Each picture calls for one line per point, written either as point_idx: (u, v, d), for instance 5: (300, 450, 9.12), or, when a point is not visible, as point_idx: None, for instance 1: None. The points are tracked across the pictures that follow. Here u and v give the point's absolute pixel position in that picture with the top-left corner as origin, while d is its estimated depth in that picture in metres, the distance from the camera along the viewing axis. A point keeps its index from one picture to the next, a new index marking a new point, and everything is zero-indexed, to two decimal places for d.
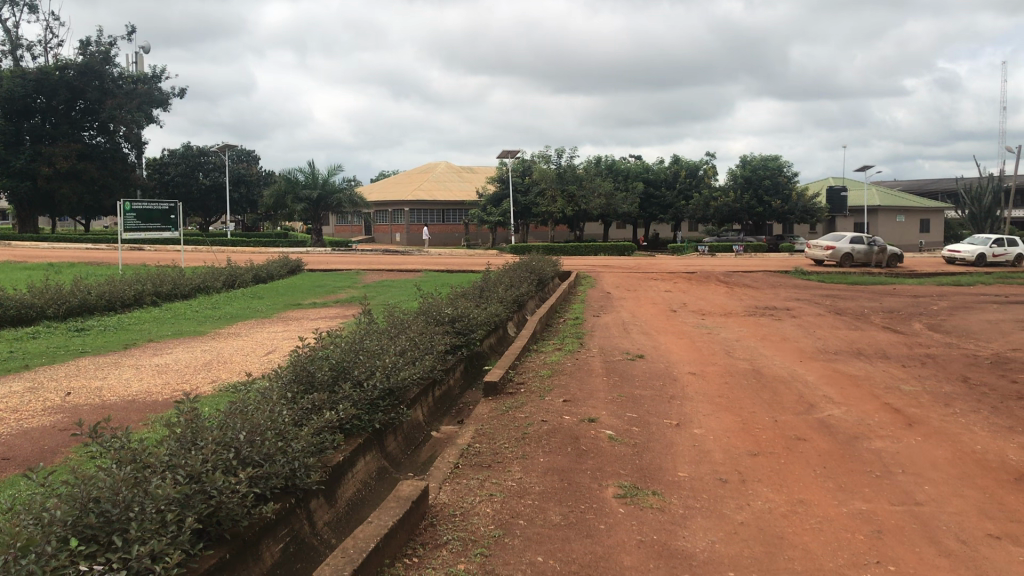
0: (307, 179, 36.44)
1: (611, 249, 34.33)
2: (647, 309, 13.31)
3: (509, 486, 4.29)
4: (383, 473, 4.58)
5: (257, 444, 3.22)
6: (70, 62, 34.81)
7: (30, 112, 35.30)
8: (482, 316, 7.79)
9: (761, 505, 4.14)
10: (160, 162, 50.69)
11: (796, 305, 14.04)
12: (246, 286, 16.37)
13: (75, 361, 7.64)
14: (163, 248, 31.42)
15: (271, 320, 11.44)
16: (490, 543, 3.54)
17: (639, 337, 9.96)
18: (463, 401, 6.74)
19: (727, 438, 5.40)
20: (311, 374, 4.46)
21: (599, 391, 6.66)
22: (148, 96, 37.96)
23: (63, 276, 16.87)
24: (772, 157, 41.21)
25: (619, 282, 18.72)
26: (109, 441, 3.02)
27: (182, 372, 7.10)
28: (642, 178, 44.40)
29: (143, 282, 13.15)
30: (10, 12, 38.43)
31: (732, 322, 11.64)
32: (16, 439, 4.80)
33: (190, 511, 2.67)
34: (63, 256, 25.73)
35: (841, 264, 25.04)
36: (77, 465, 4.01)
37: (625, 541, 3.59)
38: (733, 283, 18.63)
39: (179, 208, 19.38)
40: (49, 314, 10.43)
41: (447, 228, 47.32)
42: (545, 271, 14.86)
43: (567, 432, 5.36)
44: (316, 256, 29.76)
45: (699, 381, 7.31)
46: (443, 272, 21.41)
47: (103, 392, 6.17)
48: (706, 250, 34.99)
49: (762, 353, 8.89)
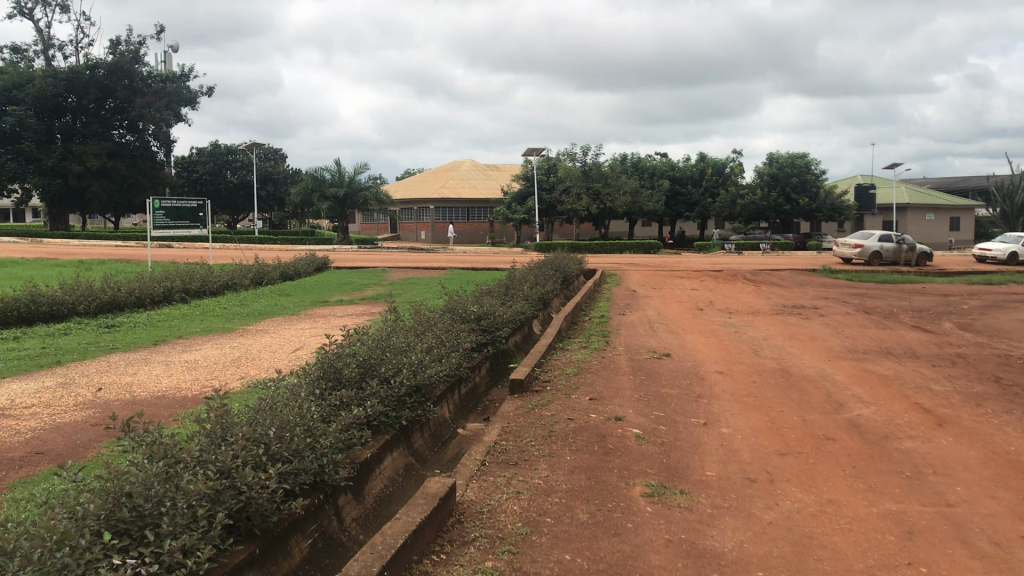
0: (335, 177, 36.63)
1: (637, 248, 34.20)
2: (674, 307, 13.23)
3: (536, 484, 4.29)
4: (411, 470, 4.61)
5: (286, 441, 3.25)
6: (100, 61, 35.03)
7: (61, 111, 35.78)
8: (508, 315, 7.76)
9: (789, 504, 4.12)
10: (188, 160, 51.15)
11: (823, 304, 13.92)
12: (274, 283, 16.48)
13: (104, 357, 7.74)
14: (192, 246, 31.74)
15: (298, 317, 11.55)
16: (518, 540, 3.55)
17: (665, 336, 9.92)
18: (489, 398, 6.77)
19: (755, 438, 5.36)
20: (338, 370, 4.49)
21: (626, 389, 6.66)
22: (177, 95, 38.27)
23: (94, 274, 17.13)
24: (800, 154, 40.80)
25: (645, 280, 18.62)
26: (141, 437, 3.05)
27: (211, 369, 7.17)
28: (667, 175, 44.27)
29: (172, 278, 13.29)
30: (42, 12, 38.91)
31: (761, 321, 11.59)
32: (48, 434, 4.85)
33: (221, 506, 2.69)
34: (95, 253, 26.14)
35: (870, 263, 24.80)
36: (110, 460, 4.07)
37: (652, 540, 3.59)
38: (759, 282, 18.49)
39: (207, 206, 19.55)
40: (81, 311, 10.56)
41: (472, 226, 47.35)
42: (570, 268, 14.86)
43: (593, 429, 5.37)
44: (342, 253, 29.90)
45: (726, 380, 7.27)
46: (468, 270, 21.41)
47: (134, 388, 6.26)
48: (733, 248, 34.80)
49: (790, 352, 8.84)
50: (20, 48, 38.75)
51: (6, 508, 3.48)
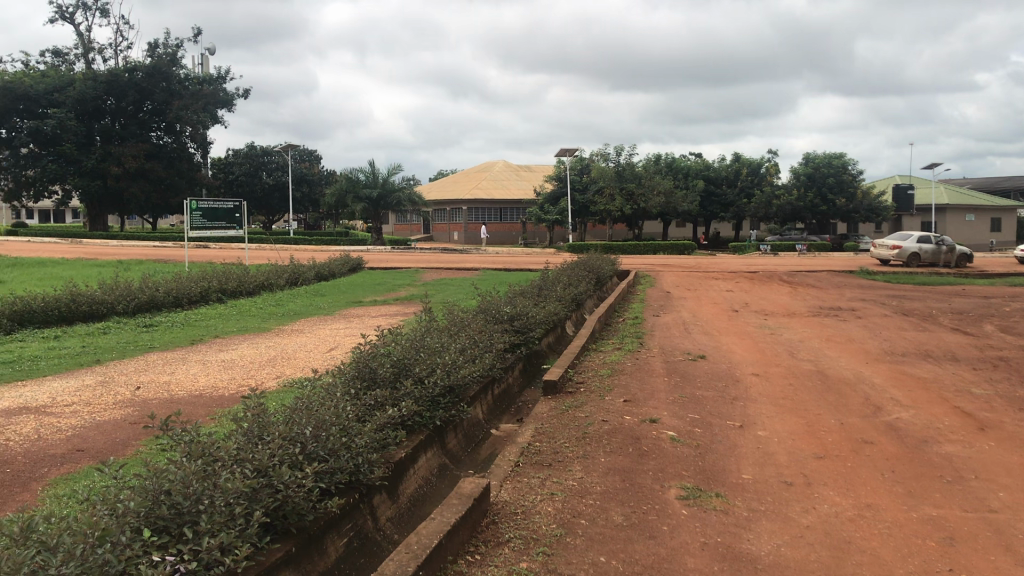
0: (369, 178, 36.82)
1: (671, 249, 34.02)
2: (709, 309, 13.15)
3: (570, 486, 4.28)
4: (444, 469, 4.62)
5: (322, 440, 3.27)
6: (139, 64, 35.52)
7: (101, 113, 36.38)
8: (542, 316, 7.76)
9: (827, 508, 4.08)
10: (225, 162, 51.74)
11: (861, 306, 13.76)
12: (309, 284, 16.61)
13: (143, 356, 7.84)
14: (229, 247, 32.09)
15: (333, 317, 11.62)
16: (553, 542, 3.54)
17: (701, 338, 9.86)
18: (522, 399, 6.77)
19: (792, 441, 5.32)
20: (373, 371, 4.51)
21: (661, 391, 6.62)
22: (214, 97, 38.66)
23: (133, 274, 17.37)
24: (837, 154, 40.36)
25: (680, 282, 18.52)
26: (178, 435, 3.08)
27: (247, 368, 7.23)
28: (702, 176, 44.05)
29: (209, 279, 13.43)
30: (82, 16, 39.57)
31: (797, 322, 11.48)
32: (89, 432, 4.93)
33: (258, 504, 2.70)
34: (133, 254, 26.49)
35: (908, 264, 24.46)
36: (149, 459, 4.12)
37: (689, 543, 3.57)
38: (796, 283, 18.32)
39: (244, 207, 19.73)
40: (119, 311, 10.71)
41: (505, 227, 47.42)
42: (603, 269, 14.81)
43: (629, 432, 5.34)
44: (376, 254, 30.05)
45: (763, 382, 7.21)
46: (501, 270, 21.41)
47: (172, 387, 6.32)
48: (768, 249, 34.52)
49: (827, 355, 8.75)
50: (61, 52, 39.46)
51: (48, 505, 3.53)
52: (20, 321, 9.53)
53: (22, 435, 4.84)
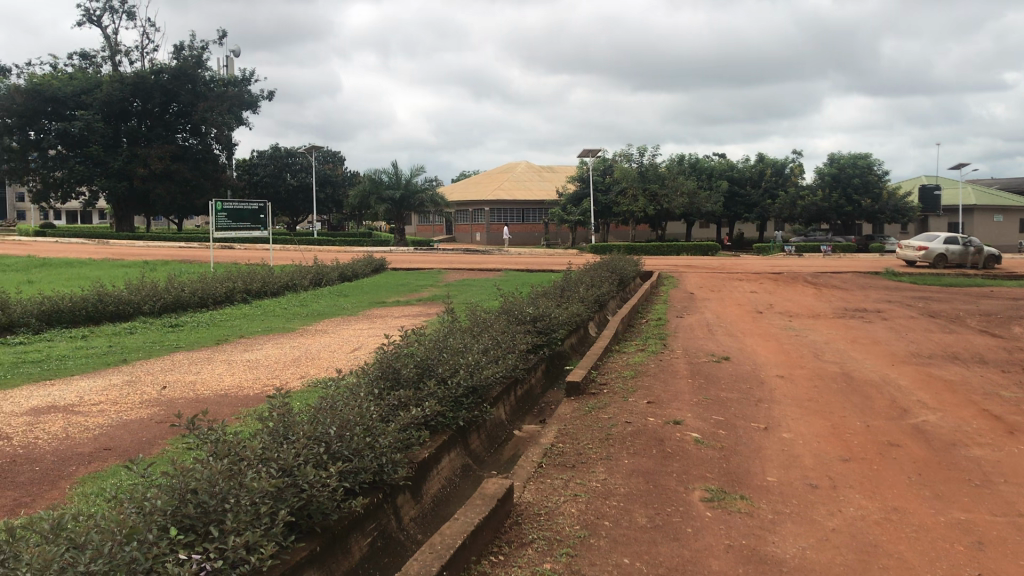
0: (392, 179, 36.89)
1: (695, 250, 33.88)
2: (732, 310, 13.09)
3: (594, 487, 4.27)
4: (467, 470, 4.62)
5: (346, 440, 3.29)
6: (165, 66, 35.81)
7: (127, 115, 36.74)
8: (564, 317, 7.75)
9: (853, 511, 4.05)
10: (249, 163, 52.12)
11: (887, 307, 13.65)
12: (332, 284, 16.70)
13: (169, 356, 7.90)
14: (253, 248, 32.32)
15: (356, 317, 11.66)
16: (576, 543, 3.53)
17: (725, 339, 9.82)
18: (545, 400, 6.77)
19: (817, 443, 5.28)
20: (397, 370, 4.52)
21: (685, 393, 6.60)
22: (239, 99, 38.88)
23: (160, 274, 17.54)
24: (862, 154, 40.06)
25: (704, 283, 18.44)
26: (204, 434, 3.10)
27: (273, 368, 7.27)
28: (726, 176, 43.88)
29: (234, 279, 13.52)
30: (109, 19, 39.99)
31: (822, 324, 11.40)
32: (117, 431, 4.97)
33: (283, 504, 2.72)
34: (159, 254, 26.69)
35: (935, 266, 24.23)
36: (176, 458, 4.16)
37: (713, 545, 3.55)
38: (821, 284, 18.19)
39: (268, 208, 19.86)
40: (145, 311, 10.81)
41: (527, 227, 47.43)
42: (626, 270, 14.77)
43: (652, 434, 5.32)
44: (399, 255, 30.14)
45: (788, 384, 7.17)
46: (524, 271, 21.40)
47: (198, 386, 6.36)
48: (793, 250, 34.33)
49: (853, 357, 8.67)
50: (88, 54, 39.90)
51: (76, 503, 3.56)
52: (49, 320, 9.64)
53: (51, 434, 4.89)
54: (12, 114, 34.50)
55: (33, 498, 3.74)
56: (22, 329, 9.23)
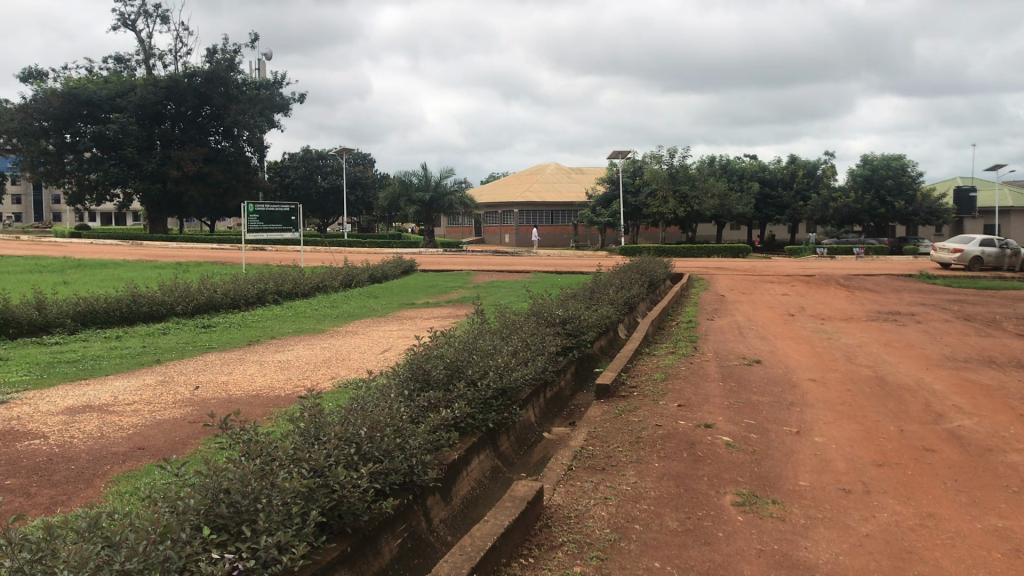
0: (421, 181, 36.97)
1: (725, 252, 33.64)
2: (764, 313, 12.98)
3: (624, 490, 4.26)
4: (497, 472, 4.62)
5: (377, 441, 3.30)
6: (198, 69, 36.15)
7: (161, 118, 37.19)
8: (594, 319, 7.74)
9: (887, 517, 4.00)
10: (281, 165, 52.54)
11: (921, 311, 13.47)
12: (362, 285, 16.78)
13: (202, 357, 7.96)
14: (284, 249, 32.60)
15: (386, 319, 11.73)
16: (606, 547, 3.52)
17: (756, 342, 9.75)
18: (575, 403, 6.75)
19: (850, 447, 5.23)
20: (427, 371, 4.54)
21: (716, 396, 6.55)
22: (271, 102, 39.13)
23: (193, 275, 17.72)
24: (896, 156, 39.59)
25: (734, 285, 18.30)
26: (236, 434, 3.13)
27: (304, 369, 7.33)
28: (757, 178, 43.55)
29: (266, 280, 13.62)
30: (144, 23, 40.48)
31: (855, 327, 11.28)
32: (150, 430, 5.04)
33: (314, 504, 2.74)
34: (190, 256, 26.97)
35: (970, 268, 23.93)
36: (208, 458, 4.20)
37: (744, 550, 3.52)
38: (853, 287, 18.01)
39: (300, 210, 19.99)
40: (179, 311, 10.93)
41: (556, 229, 47.37)
42: (656, 273, 14.72)
43: (682, 437, 5.30)
44: (428, 257, 30.22)
45: (820, 387, 7.10)
46: (553, 273, 21.34)
47: (229, 387, 6.41)
48: (825, 252, 34.01)
49: (887, 360, 8.56)
50: (123, 58, 40.43)
51: (111, 502, 3.60)
52: (83, 321, 9.77)
53: (86, 433, 4.96)
54: (48, 117, 35.06)
55: (68, 496, 3.79)
56: (58, 329, 9.36)
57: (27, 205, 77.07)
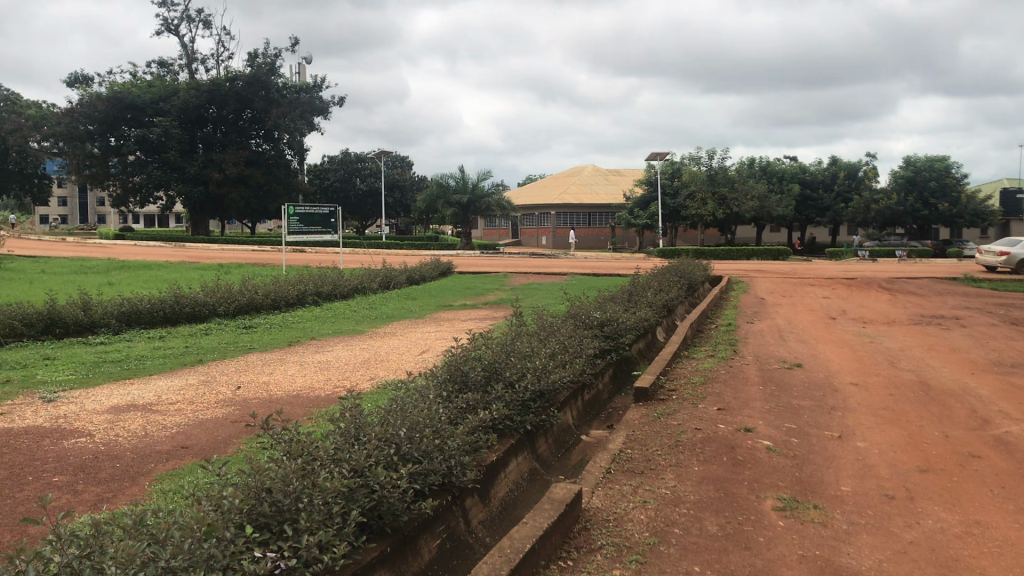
0: (459, 183, 37.09)
1: (765, 254, 33.36)
2: (804, 316, 12.84)
3: (664, 494, 4.23)
4: (535, 474, 4.62)
5: (416, 441, 3.32)
6: (239, 73, 36.55)
7: (203, 121, 37.71)
8: (632, 321, 7.73)
9: (932, 523, 3.94)
10: (321, 168, 53.04)
11: (966, 314, 13.24)
12: (401, 287, 16.90)
13: (243, 357, 8.04)
14: (323, 251, 32.90)
15: (424, 320, 11.78)
16: (645, 551, 3.51)
17: (796, 346, 9.65)
18: (612, 405, 6.74)
19: (892, 453, 5.16)
20: (465, 373, 4.55)
21: (756, 400, 6.49)
22: (310, 105, 39.46)
23: (233, 276, 17.93)
24: (940, 157, 38.99)
25: (774, 288, 18.12)
26: (279, 435, 3.16)
27: (343, 370, 7.38)
28: (798, 179, 43.14)
29: (306, 282, 13.75)
30: (187, 28, 41.06)
31: (897, 331, 11.12)
32: (193, 430, 5.12)
33: (354, 504, 2.77)
34: (230, 257, 27.29)
35: (1017, 272, 23.47)
36: (250, 456, 4.25)
37: (785, 555, 3.49)
38: (896, 290, 17.74)
39: (339, 212, 20.14)
40: (221, 312, 11.08)
41: (593, 232, 47.27)
42: (695, 275, 14.62)
43: (722, 441, 5.26)
44: (466, 258, 30.29)
45: (862, 392, 7.01)
46: (591, 275, 21.30)
47: (270, 387, 6.48)
48: (866, 256, 33.57)
49: (931, 365, 8.43)
50: (166, 62, 41.05)
51: (154, 500, 3.66)
52: (128, 321, 9.92)
53: (131, 432, 5.05)
54: (94, 121, 35.69)
55: (114, 493, 3.86)
56: (103, 329, 9.53)
57: (73, 207, 78.64)
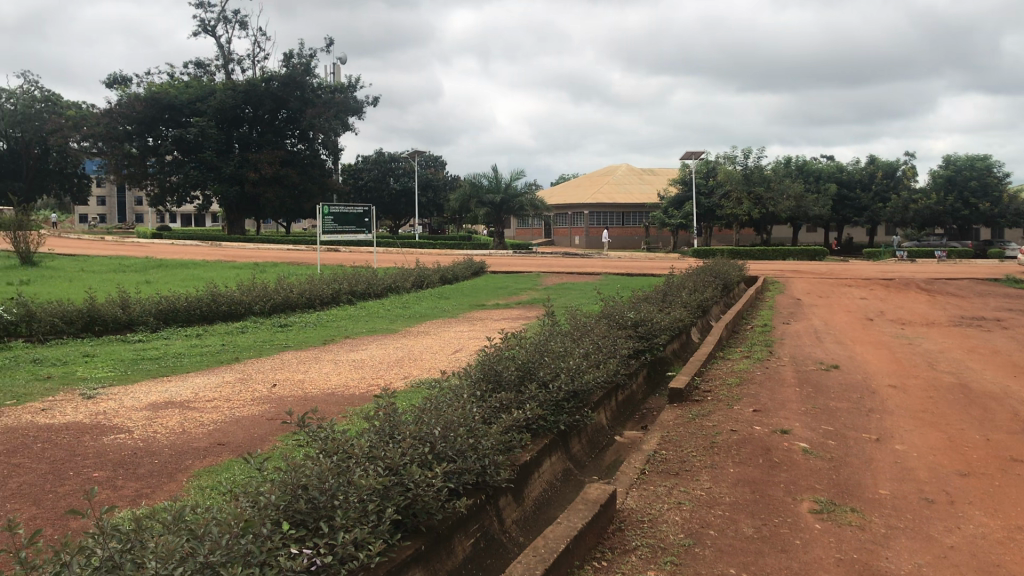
0: (492, 183, 37.10)
1: (801, 254, 33.04)
2: (841, 317, 12.71)
3: (699, 496, 4.21)
4: (568, 474, 4.61)
5: (451, 440, 3.33)
6: (275, 74, 36.87)
7: (239, 121, 38.09)
8: (666, 321, 7.68)
9: (974, 528, 3.88)
10: (355, 167, 53.41)
11: (1008, 315, 13.02)
12: (434, 287, 16.96)
13: (278, 356, 8.08)
14: (358, 250, 33.09)
15: (457, 320, 11.81)
16: (680, 552, 3.49)
17: (833, 347, 9.54)
18: (646, 406, 6.71)
19: (932, 456, 5.08)
20: (499, 373, 4.55)
21: (792, 402, 6.43)
22: (345, 105, 39.69)
23: (268, 276, 18.08)
24: (981, 157, 38.35)
25: (811, 289, 17.95)
26: (314, 432, 3.18)
27: (377, 368, 7.42)
28: (835, 178, 42.67)
29: (340, 281, 13.84)
30: (223, 29, 41.53)
31: (937, 333, 10.96)
32: (230, 427, 5.17)
33: (390, 502, 2.78)
34: (266, 257, 27.57)
35: None
36: (286, 454, 4.29)
37: (823, 558, 3.45)
38: (937, 291, 17.48)
39: (373, 211, 20.26)
40: (256, 310, 11.19)
41: (627, 231, 47.08)
42: (731, 275, 14.52)
43: (758, 442, 5.21)
44: (500, 258, 30.30)
45: (900, 394, 6.92)
46: (624, 275, 21.23)
47: (305, 385, 6.54)
48: (905, 256, 33.14)
49: (971, 367, 8.30)
50: (203, 63, 41.53)
51: (192, 496, 3.71)
52: (165, 319, 10.04)
53: (168, 429, 5.10)
54: (132, 121, 36.19)
55: (153, 489, 3.90)
56: (141, 327, 9.66)
57: (112, 206, 79.83)
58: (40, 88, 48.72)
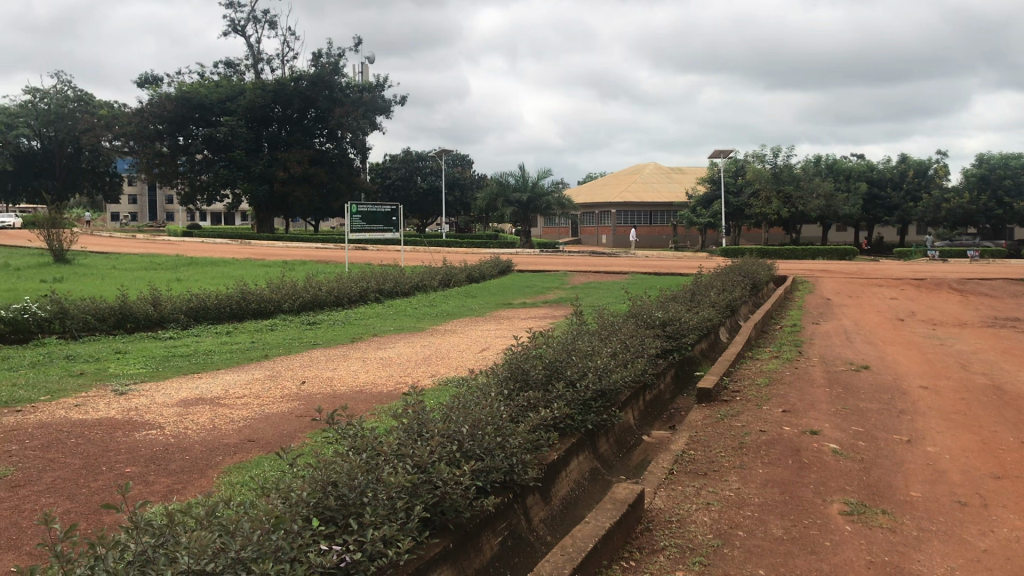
0: (519, 181, 37.07)
1: (830, 254, 32.75)
2: (871, 317, 12.58)
3: (727, 496, 4.19)
4: (596, 474, 4.61)
5: (478, 438, 3.33)
6: (303, 73, 37.12)
7: (268, 121, 38.38)
8: (694, 321, 7.65)
9: (1007, 531, 3.84)
10: (382, 166, 53.63)
11: None
12: (461, 285, 16.99)
13: (307, 354, 8.14)
14: (385, 249, 33.20)
15: (484, 318, 11.83)
16: (709, 552, 3.48)
17: (863, 347, 9.45)
18: (674, 406, 6.69)
19: (965, 458, 5.02)
20: (526, 371, 4.56)
21: (822, 403, 6.38)
22: (373, 104, 39.83)
23: (297, 274, 18.22)
24: (1015, 155, 37.79)
25: (841, 289, 17.78)
26: (343, 430, 3.21)
27: (405, 366, 7.46)
28: (865, 177, 42.26)
29: (369, 279, 13.90)
30: (253, 28, 41.88)
31: (969, 334, 10.82)
32: (259, 423, 5.22)
33: (418, 500, 2.80)
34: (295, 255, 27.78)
35: None
36: (315, 451, 4.32)
37: (853, 561, 3.42)
38: (969, 292, 17.24)
39: (400, 210, 20.34)
40: (285, 308, 11.28)
41: (655, 231, 46.89)
42: (760, 275, 14.43)
43: (788, 443, 5.18)
44: (526, 257, 30.28)
45: (932, 395, 6.83)
46: (652, 274, 21.18)
47: (334, 383, 6.58)
48: (937, 256, 32.75)
49: (1004, 368, 8.19)
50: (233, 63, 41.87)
51: (224, 491, 3.75)
52: (196, 316, 10.13)
53: (200, 425, 5.16)
54: (163, 120, 36.57)
55: (184, 485, 3.95)
56: (172, 324, 9.77)
57: (144, 205, 80.63)
58: (73, 88, 49.35)
